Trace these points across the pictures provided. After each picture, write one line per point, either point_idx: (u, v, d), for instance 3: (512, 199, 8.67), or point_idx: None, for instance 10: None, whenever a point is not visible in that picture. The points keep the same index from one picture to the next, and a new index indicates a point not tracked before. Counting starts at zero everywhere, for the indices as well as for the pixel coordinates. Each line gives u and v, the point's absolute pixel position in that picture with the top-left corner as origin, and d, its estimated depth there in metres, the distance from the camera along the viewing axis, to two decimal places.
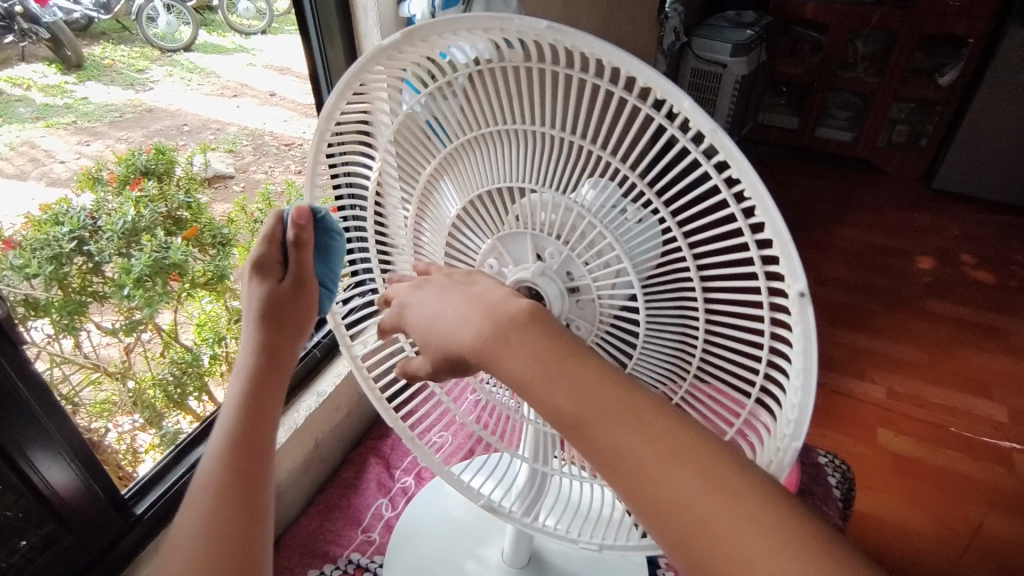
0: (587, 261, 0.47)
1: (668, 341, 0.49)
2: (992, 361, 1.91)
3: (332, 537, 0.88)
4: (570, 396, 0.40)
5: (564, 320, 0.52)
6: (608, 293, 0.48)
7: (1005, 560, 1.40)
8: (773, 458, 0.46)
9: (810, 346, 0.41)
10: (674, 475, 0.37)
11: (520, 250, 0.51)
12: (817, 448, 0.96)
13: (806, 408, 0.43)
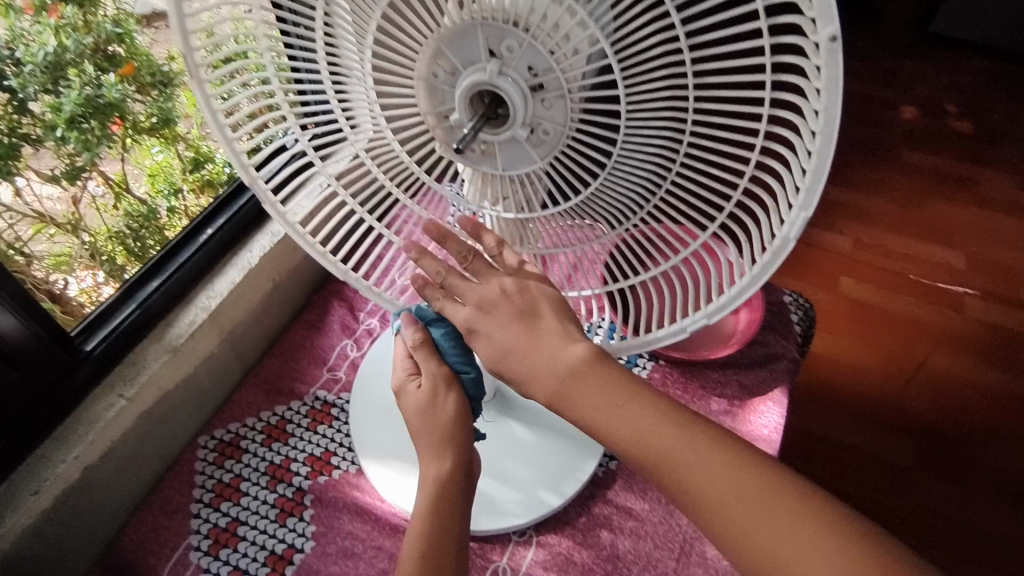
0: (554, 50, 0.39)
1: (644, 153, 0.43)
2: (961, 212, 1.92)
3: (295, 374, 0.82)
4: (645, 443, 0.48)
5: (529, 127, 0.43)
6: (580, 86, 0.40)
7: (944, 393, 1.51)
8: (754, 264, 0.45)
9: (831, 104, 0.36)
10: (742, 504, 0.45)
11: (470, 50, 0.42)
12: (782, 287, 0.95)
13: (819, 179, 0.39)
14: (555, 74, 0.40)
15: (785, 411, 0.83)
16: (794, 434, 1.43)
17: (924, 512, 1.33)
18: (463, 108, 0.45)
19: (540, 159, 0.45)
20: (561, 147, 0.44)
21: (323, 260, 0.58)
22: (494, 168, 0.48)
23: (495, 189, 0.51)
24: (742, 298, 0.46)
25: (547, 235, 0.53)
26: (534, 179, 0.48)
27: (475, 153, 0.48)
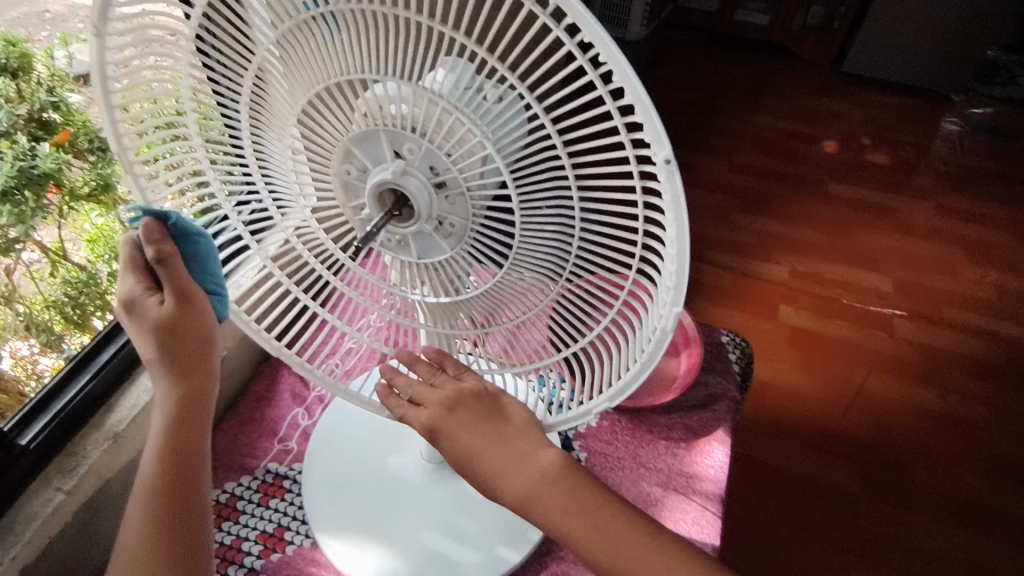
0: (450, 153, 0.43)
1: (538, 246, 0.46)
2: (884, 238, 2.05)
3: (245, 448, 0.81)
4: (534, 500, 0.49)
5: (435, 220, 0.48)
6: (478, 184, 0.44)
7: (880, 413, 1.59)
8: (643, 351, 0.49)
9: (680, 210, 0.40)
10: (619, 558, 0.48)
11: (376, 150, 0.46)
12: (717, 329, 1.00)
13: (682, 277, 0.43)
14: (453, 175, 0.44)
15: (729, 450, 0.86)
16: (745, 462, 1.48)
17: (871, 531, 1.39)
18: (373, 203, 0.49)
19: (450, 250, 0.50)
20: (466, 239, 0.48)
21: (262, 337, 0.62)
22: (410, 255, 0.53)
23: (418, 273, 0.54)
24: (639, 379, 0.50)
25: (477, 310, 0.55)
26: (452, 264, 0.51)
27: (391, 243, 0.53)
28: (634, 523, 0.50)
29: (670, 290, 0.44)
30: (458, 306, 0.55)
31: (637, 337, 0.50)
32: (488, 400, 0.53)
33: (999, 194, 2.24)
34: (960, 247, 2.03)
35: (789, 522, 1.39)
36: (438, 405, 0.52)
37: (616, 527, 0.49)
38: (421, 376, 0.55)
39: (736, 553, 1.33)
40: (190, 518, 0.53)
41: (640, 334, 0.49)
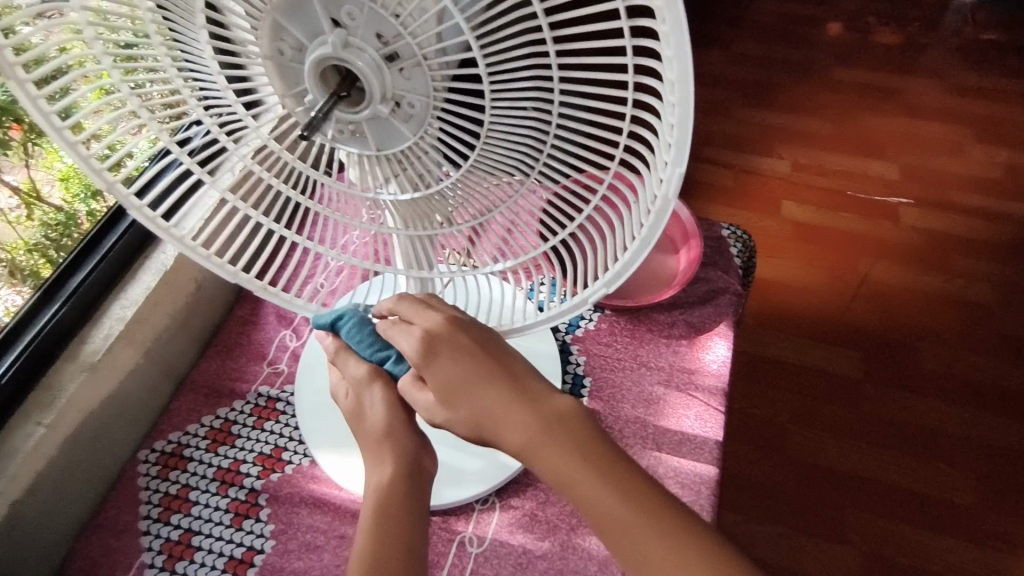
0: (398, 13, 0.36)
1: (508, 130, 0.40)
2: (891, 123, 1.95)
3: (234, 374, 0.79)
4: (535, 438, 0.47)
5: (391, 101, 0.41)
6: (436, 50, 0.37)
7: (884, 303, 1.57)
8: (642, 226, 0.43)
9: (681, 51, 0.32)
10: (623, 510, 0.46)
11: (310, 20, 0.40)
12: (717, 223, 0.95)
13: (685, 129, 0.35)
14: (404, 42, 0.37)
15: (732, 344, 0.84)
16: (749, 359, 1.48)
17: (875, 416, 1.40)
18: (315, 84, 0.42)
19: (412, 136, 0.43)
20: (428, 121, 0.41)
21: (231, 275, 0.54)
22: (368, 148, 0.46)
23: (381, 169, 0.47)
24: (639, 259, 0.44)
25: (454, 204, 0.48)
26: (419, 154, 0.45)
27: (344, 136, 0.46)
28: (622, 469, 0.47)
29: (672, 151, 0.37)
30: (432, 203, 0.49)
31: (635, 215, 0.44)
32: (466, 333, 0.50)
33: (1014, 66, 2.12)
34: (970, 127, 1.94)
35: (793, 413, 1.40)
36: (441, 327, 0.49)
37: (620, 483, 0.47)
38: (408, 310, 0.51)
39: (741, 446, 1.36)
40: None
41: (632, 217, 0.44)
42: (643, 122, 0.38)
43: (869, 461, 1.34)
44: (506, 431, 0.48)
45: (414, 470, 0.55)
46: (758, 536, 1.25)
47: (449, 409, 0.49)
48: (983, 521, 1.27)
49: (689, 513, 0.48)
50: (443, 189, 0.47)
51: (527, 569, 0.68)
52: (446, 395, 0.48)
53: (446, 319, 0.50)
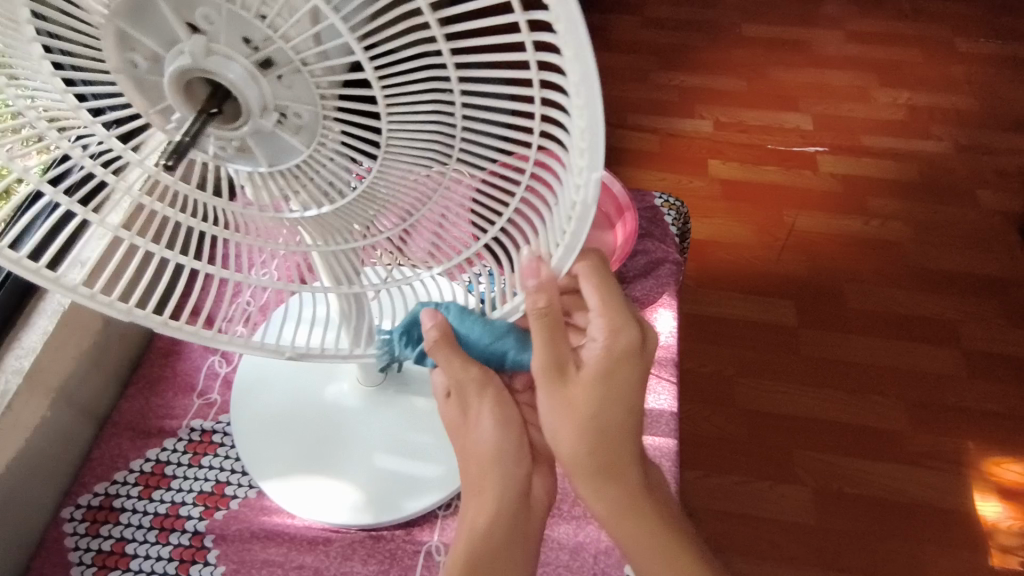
0: (266, 15, 0.33)
1: (409, 135, 0.37)
2: (801, 75, 2.01)
3: (161, 411, 0.73)
4: (627, 457, 0.56)
5: (275, 112, 0.38)
6: (317, 56, 0.34)
7: (812, 250, 1.63)
8: (566, 224, 0.41)
9: (580, 47, 0.30)
10: (642, 538, 0.58)
11: (164, 26, 0.36)
12: (649, 193, 0.95)
13: (596, 126, 0.34)
14: (276, 47, 0.34)
15: (676, 313, 0.84)
16: (693, 319, 1.51)
17: (814, 359, 1.46)
18: (180, 100, 0.39)
19: (305, 148, 0.39)
20: (322, 131, 0.38)
21: (123, 314, 0.47)
22: (258, 164, 0.42)
23: (277, 184, 0.44)
24: (567, 263, 0.43)
25: (369, 213, 0.45)
26: (317, 164, 0.41)
27: (228, 152, 0.42)
28: (669, 523, 0.58)
29: (584, 153, 0.36)
30: (345, 215, 0.45)
31: (554, 207, 0.42)
32: (625, 368, 0.52)
33: (907, 11, 2.21)
34: (874, 72, 2.02)
35: (739, 366, 1.44)
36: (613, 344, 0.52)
37: (655, 520, 0.58)
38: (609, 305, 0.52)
39: (693, 404, 1.39)
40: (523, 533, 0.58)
41: (554, 204, 0.42)
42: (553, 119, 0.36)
43: (812, 402, 1.40)
44: (601, 457, 0.55)
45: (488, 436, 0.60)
46: (718, 489, 1.29)
47: (588, 398, 0.52)
48: (919, 444, 1.35)
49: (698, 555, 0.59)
50: (351, 199, 0.43)
51: None
52: (591, 388, 0.52)
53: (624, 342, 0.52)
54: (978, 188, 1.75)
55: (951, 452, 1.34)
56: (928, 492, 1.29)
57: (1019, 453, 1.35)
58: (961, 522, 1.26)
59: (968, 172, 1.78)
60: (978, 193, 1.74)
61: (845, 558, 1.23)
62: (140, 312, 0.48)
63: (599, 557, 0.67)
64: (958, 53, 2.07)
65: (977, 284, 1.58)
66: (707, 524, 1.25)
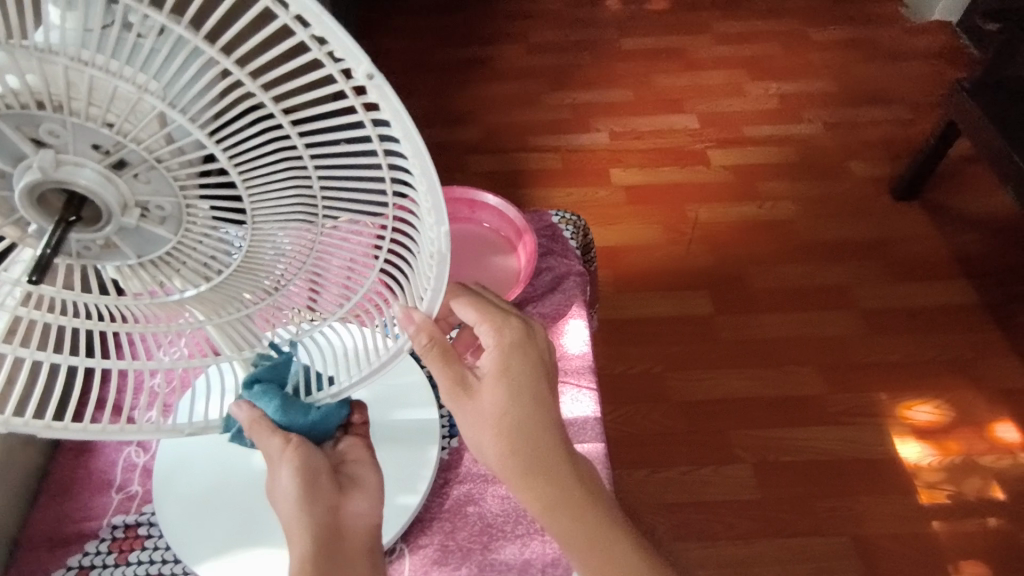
0: (110, 122, 0.34)
1: (270, 212, 0.39)
2: (681, 79, 2.14)
3: (78, 514, 0.70)
4: (548, 444, 0.58)
5: (136, 208, 0.39)
6: (169, 153, 0.35)
7: (716, 239, 1.73)
8: (432, 271, 0.44)
9: (409, 122, 0.34)
10: (577, 529, 0.57)
11: (6, 145, 0.36)
12: (546, 212, 0.99)
13: (437, 186, 0.38)
14: (127, 149, 0.35)
15: (587, 322, 0.87)
16: (617, 322, 1.57)
17: (734, 342, 1.54)
18: (38, 210, 0.39)
19: (173, 236, 0.41)
20: (187, 218, 0.39)
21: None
22: (128, 257, 0.43)
23: (152, 273, 0.44)
24: (436, 305, 0.46)
25: (254, 283, 0.47)
26: (191, 248, 0.42)
27: (94, 250, 0.42)
28: (601, 511, 0.58)
29: (434, 209, 0.40)
30: (228, 289, 0.47)
31: (420, 253, 0.45)
32: (520, 357, 0.59)
33: (763, 9, 2.40)
34: (744, 69, 2.18)
35: (668, 360, 1.51)
36: (500, 346, 0.59)
37: (589, 511, 0.58)
38: (484, 312, 0.59)
39: (632, 403, 1.44)
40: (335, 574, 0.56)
41: (421, 251, 0.45)
42: (404, 180, 0.40)
43: (739, 382, 1.48)
44: (524, 446, 0.57)
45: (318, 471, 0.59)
46: (667, 482, 1.33)
47: (495, 393, 0.57)
48: (839, 404, 1.45)
49: (635, 544, 0.58)
50: (230, 273, 0.44)
51: None
52: (494, 385, 0.58)
53: (510, 337, 0.59)
54: (850, 160, 1.92)
55: (868, 406, 1.44)
56: (855, 447, 1.38)
57: (927, 394, 1.46)
58: (886, 468, 1.36)
59: (839, 148, 1.95)
60: (851, 165, 1.91)
61: (793, 524, 1.29)
62: (18, 421, 0.46)
63: (550, 570, 0.69)
64: (813, 41, 2.27)
65: (863, 248, 1.72)
66: (661, 515, 1.29)
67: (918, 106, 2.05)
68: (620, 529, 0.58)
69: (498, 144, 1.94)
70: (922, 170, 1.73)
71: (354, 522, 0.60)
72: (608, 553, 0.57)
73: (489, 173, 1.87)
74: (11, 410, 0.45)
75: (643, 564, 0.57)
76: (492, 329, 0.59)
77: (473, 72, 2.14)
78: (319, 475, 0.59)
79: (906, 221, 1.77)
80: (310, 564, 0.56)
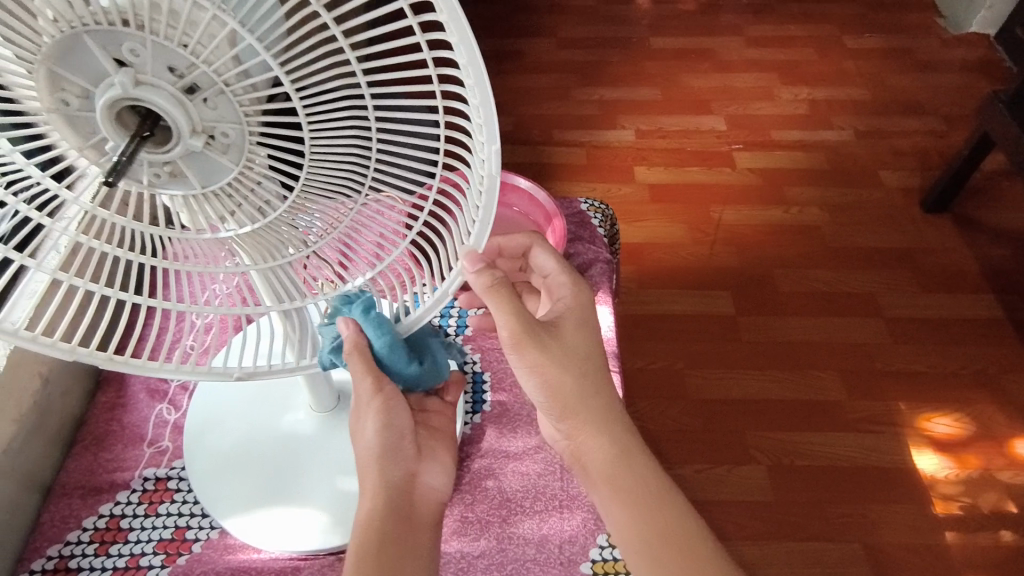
0: (186, 43, 0.35)
1: (327, 145, 0.40)
2: (711, 80, 2.14)
3: (110, 465, 0.72)
4: (602, 381, 0.63)
5: (204, 134, 0.40)
6: (239, 77, 0.36)
7: (740, 241, 1.72)
8: (481, 200, 0.45)
9: (472, 46, 0.35)
10: (611, 464, 0.63)
11: (92, 63, 0.37)
12: (575, 199, 1.00)
13: (491, 112, 0.39)
14: (200, 72, 0.36)
15: (614, 309, 0.88)
16: (637, 319, 1.57)
17: (754, 343, 1.54)
18: (114, 131, 0.41)
19: (234, 166, 0.42)
20: (250, 149, 0.41)
21: (67, 353, 0.48)
22: (191, 187, 0.44)
23: (211, 207, 0.46)
24: (483, 239, 0.47)
25: (303, 226, 0.48)
26: (250, 183, 0.43)
27: (161, 180, 0.44)
28: (638, 455, 0.64)
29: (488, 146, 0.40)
30: (280, 232, 0.48)
31: (470, 201, 0.46)
32: (585, 303, 0.67)
33: (797, 14, 2.38)
34: (775, 73, 2.17)
35: (687, 359, 1.51)
36: (569, 290, 0.67)
37: (627, 450, 0.64)
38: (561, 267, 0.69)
39: (649, 399, 1.44)
40: (412, 526, 0.61)
41: (470, 199, 0.46)
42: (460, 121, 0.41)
43: (757, 384, 1.47)
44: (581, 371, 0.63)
45: (397, 433, 0.63)
46: (681, 479, 1.33)
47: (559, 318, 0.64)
48: (857, 411, 1.44)
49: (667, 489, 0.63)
50: (286, 211, 0.46)
51: (469, 572, 0.69)
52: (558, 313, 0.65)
53: (579, 286, 0.68)
54: (880, 169, 1.90)
55: (887, 415, 1.44)
56: (872, 455, 1.38)
57: (949, 407, 1.45)
58: (903, 477, 1.35)
59: (869, 156, 1.93)
60: (881, 174, 1.89)
61: (806, 528, 1.29)
62: (84, 350, 0.49)
63: (566, 546, 0.70)
64: (846, 48, 2.25)
65: (889, 256, 1.71)
66: None
67: (951, 118, 2.03)
68: (651, 474, 0.64)
69: (526, 137, 1.95)
70: (952, 181, 1.71)
71: (425, 492, 0.65)
72: (642, 490, 0.63)
73: (515, 166, 1.88)
74: (78, 339, 0.48)
75: (665, 507, 0.62)
76: (565, 277, 0.68)
77: (502, 65, 2.15)
78: (402, 439, 0.63)
79: (935, 233, 1.75)
80: (384, 514, 0.60)
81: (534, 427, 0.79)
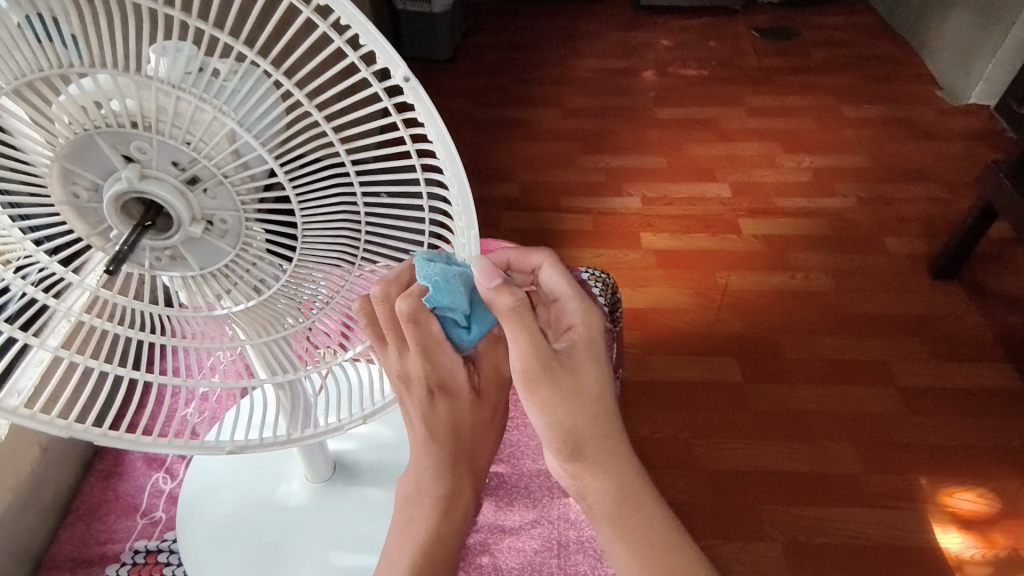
0: (189, 141, 0.38)
1: (319, 228, 0.43)
2: (713, 149, 2.19)
3: (103, 536, 0.77)
4: (591, 425, 0.58)
5: (203, 221, 0.42)
6: (237, 171, 0.39)
7: (746, 307, 1.72)
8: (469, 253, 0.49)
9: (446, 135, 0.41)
10: (609, 500, 0.63)
11: (101, 160, 0.40)
12: (578, 267, 1.01)
13: (473, 199, 0.44)
14: (200, 166, 0.39)
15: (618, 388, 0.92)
16: (643, 385, 1.56)
17: (763, 412, 1.51)
18: (120, 221, 0.43)
19: (232, 249, 0.44)
20: (246, 233, 0.43)
21: (63, 430, 0.48)
22: (191, 269, 0.46)
23: (209, 285, 0.47)
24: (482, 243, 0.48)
25: (294, 302, 0.49)
26: (247, 263, 0.46)
27: (162, 262, 0.46)
28: (639, 484, 0.63)
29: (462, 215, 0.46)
30: (275, 308, 0.50)
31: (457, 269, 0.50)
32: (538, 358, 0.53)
33: (798, 86, 2.46)
34: (776, 142, 2.22)
35: (694, 428, 1.48)
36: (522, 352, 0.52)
37: (627, 480, 0.63)
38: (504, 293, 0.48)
39: (656, 470, 1.40)
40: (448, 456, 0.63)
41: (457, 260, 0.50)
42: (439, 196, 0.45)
43: (768, 455, 1.44)
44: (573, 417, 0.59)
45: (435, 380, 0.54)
46: None
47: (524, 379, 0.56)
48: (875, 485, 1.39)
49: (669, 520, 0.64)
50: (282, 288, 0.48)
51: None
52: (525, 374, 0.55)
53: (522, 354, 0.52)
54: (885, 236, 1.91)
55: (906, 489, 1.39)
56: (893, 532, 1.32)
57: (970, 481, 1.40)
58: (927, 556, 1.29)
59: (873, 222, 1.95)
60: (886, 240, 1.90)
61: None
62: (80, 427, 0.49)
63: None
64: (847, 118, 2.31)
65: (899, 323, 1.69)
66: None
67: (955, 185, 2.05)
68: (655, 504, 0.64)
69: (532, 203, 1.99)
70: (960, 249, 1.71)
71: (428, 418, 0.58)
72: (647, 517, 0.63)
73: (521, 231, 1.91)
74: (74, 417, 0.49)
75: (669, 539, 0.63)
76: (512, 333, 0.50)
77: (510, 134, 2.23)
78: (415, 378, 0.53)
79: (945, 299, 1.74)
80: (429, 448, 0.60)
81: (531, 501, 0.83)
